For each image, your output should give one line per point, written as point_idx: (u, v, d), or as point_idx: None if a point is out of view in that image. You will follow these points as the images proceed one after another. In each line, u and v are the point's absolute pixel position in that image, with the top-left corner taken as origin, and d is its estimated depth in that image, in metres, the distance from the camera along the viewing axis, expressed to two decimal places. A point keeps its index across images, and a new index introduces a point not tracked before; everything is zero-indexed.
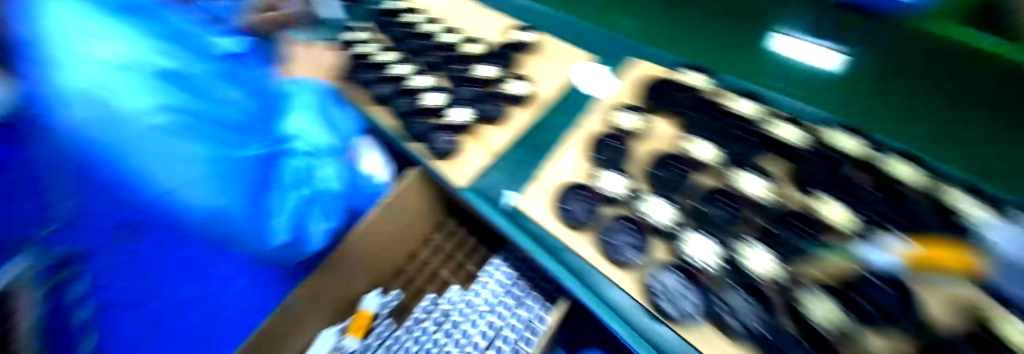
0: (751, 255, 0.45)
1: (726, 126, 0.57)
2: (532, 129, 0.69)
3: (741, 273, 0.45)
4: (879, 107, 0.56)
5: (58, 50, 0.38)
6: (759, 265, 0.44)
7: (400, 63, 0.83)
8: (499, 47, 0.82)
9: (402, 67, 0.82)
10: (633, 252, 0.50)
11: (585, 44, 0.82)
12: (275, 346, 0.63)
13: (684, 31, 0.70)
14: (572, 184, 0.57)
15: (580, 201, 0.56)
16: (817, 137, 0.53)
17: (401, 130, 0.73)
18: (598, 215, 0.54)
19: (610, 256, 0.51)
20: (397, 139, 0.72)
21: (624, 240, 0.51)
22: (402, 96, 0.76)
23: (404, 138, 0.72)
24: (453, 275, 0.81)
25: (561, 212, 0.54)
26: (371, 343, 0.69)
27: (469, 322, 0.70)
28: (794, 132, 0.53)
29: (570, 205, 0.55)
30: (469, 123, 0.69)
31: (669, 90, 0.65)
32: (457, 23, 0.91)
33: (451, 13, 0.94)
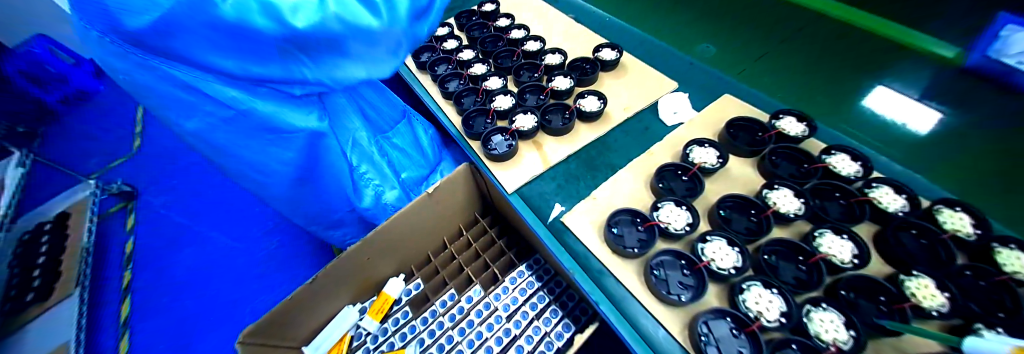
0: (818, 318, 0.40)
1: (811, 179, 0.53)
2: (595, 146, 0.67)
3: (807, 335, 0.39)
4: (992, 178, 0.48)
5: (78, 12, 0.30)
6: (827, 327, 0.39)
7: (474, 62, 0.85)
8: (572, 62, 0.81)
9: (476, 66, 0.84)
10: (688, 284, 0.45)
11: (662, 70, 0.79)
12: (305, 309, 0.66)
13: (750, 62, 0.71)
14: (629, 210, 0.54)
15: (637, 223, 0.52)
16: (910, 206, 0.48)
17: (460, 127, 0.73)
18: (647, 242, 0.50)
19: (658, 286, 0.45)
20: (455, 133, 0.73)
21: (675, 277, 0.46)
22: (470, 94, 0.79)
23: (461, 134, 0.72)
24: (477, 274, 0.74)
25: (616, 233, 0.52)
26: (388, 328, 0.68)
27: (484, 328, 0.66)
28: (884, 198, 0.49)
29: (628, 232, 0.52)
30: (532, 129, 0.67)
31: (744, 125, 0.62)
32: (540, 32, 0.94)
33: (537, 22, 0.97)
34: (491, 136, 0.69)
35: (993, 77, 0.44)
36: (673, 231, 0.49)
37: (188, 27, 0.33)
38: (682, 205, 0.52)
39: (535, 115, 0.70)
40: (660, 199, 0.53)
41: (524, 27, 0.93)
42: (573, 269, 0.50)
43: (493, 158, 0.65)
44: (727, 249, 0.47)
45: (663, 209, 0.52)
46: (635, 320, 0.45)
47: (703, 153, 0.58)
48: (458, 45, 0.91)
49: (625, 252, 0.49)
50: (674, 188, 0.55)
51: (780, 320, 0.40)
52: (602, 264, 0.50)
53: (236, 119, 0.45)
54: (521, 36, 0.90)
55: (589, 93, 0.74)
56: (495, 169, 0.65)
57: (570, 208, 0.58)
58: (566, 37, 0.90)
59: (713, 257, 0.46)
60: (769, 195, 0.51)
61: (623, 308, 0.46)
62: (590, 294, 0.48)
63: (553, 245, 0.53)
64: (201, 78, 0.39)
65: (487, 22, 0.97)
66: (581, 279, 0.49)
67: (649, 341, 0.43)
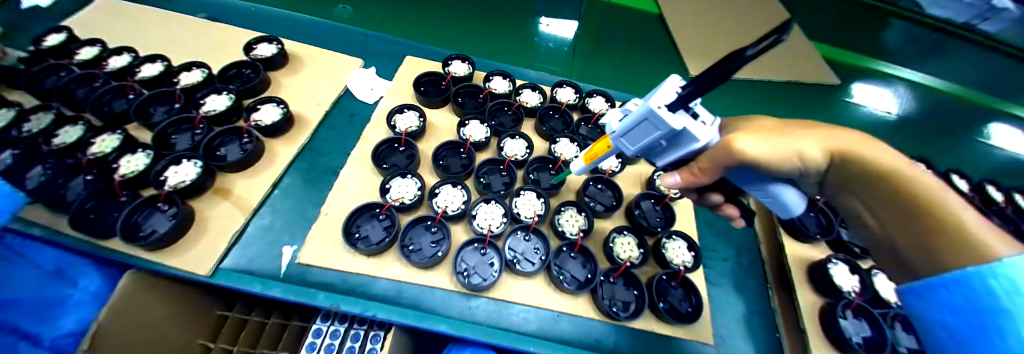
0: (686, 265, 1.00)
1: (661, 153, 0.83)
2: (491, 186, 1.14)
3: (646, 273, 1.02)
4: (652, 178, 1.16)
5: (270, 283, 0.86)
6: (672, 274, 0.98)
7: (434, 114, 1.23)
8: (514, 105, 1.24)
9: (421, 126, 1.13)
10: (615, 257, 0.99)
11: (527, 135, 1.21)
12: None
13: None
14: (539, 229, 1.00)
15: (542, 230, 1.02)
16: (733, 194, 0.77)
17: (406, 221, 0.97)
18: (541, 253, 0.99)
19: (565, 266, 0.98)
20: (381, 221, 0.96)
21: (570, 270, 0.98)
22: (410, 160, 1.09)
23: (411, 212, 1.01)
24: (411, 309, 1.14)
25: (514, 254, 0.97)
26: None
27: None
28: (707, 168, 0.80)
29: (568, 246, 0.99)
30: (463, 201, 1.02)
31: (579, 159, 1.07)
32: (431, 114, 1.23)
33: (413, 99, 1.25)
34: (421, 228, 0.98)
35: (805, 124, 0.59)
36: (569, 235, 1.01)
37: (318, 297, 0.86)
38: (576, 211, 1.06)
39: (460, 186, 1.04)
40: (555, 217, 1.04)
41: (414, 107, 1.20)
42: (493, 299, 0.92)
43: (426, 266, 0.91)
44: (629, 241, 1.03)
45: (543, 202, 1.05)
46: (628, 325, 0.93)
47: (565, 147, 1.18)
48: (410, 101, 1.24)
49: (517, 266, 0.95)
50: (563, 221, 1.04)
51: (635, 258, 1.00)
52: (549, 298, 0.94)
53: (300, 289, 0.86)
54: (459, 76, 1.28)
55: (530, 145, 1.15)
56: (428, 272, 0.92)
57: (525, 270, 0.95)
58: (442, 114, 1.24)
59: (569, 224, 1.04)
60: (591, 187, 1.12)
61: (571, 308, 0.94)
62: (514, 335, 0.89)
63: (464, 329, 0.87)
64: (306, 297, 0.85)
65: (387, 106, 1.21)
66: (473, 332, 0.87)
67: (644, 333, 0.94)
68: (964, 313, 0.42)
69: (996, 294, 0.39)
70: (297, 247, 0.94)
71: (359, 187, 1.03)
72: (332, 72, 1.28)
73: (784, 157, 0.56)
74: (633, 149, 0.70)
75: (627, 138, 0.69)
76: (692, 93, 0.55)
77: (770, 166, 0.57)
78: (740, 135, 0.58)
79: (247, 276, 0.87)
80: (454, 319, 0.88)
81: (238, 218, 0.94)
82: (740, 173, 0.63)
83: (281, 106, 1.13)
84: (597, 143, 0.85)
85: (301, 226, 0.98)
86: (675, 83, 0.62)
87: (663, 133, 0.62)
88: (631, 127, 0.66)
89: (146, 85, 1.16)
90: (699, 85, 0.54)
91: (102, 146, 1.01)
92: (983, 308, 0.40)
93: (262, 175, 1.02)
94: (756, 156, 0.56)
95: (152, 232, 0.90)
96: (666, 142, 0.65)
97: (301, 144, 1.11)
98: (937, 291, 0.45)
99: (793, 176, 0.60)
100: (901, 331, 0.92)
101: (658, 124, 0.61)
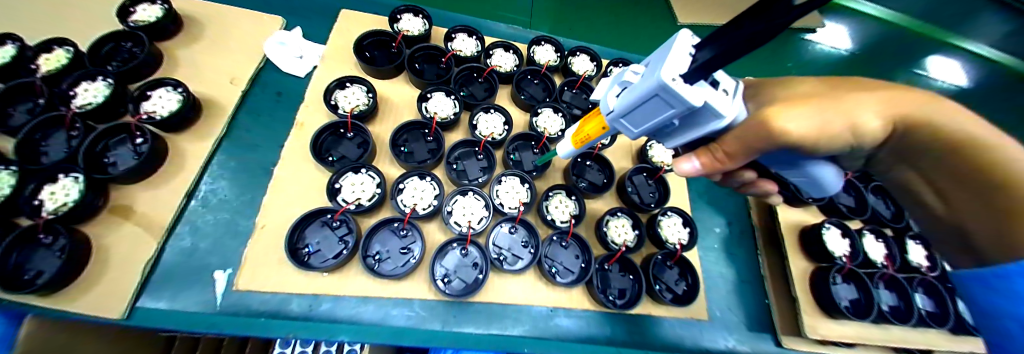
0: (682, 242, 0.95)
1: None
2: None
3: (641, 253, 0.96)
4: (642, 147, 1.06)
5: (208, 317, 0.73)
6: (669, 253, 0.92)
7: (386, 87, 1.01)
8: (484, 72, 1.04)
9: (372, 105, 0.93)
10: (609, 241, 0.91)
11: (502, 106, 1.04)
12: None
13: None
14: (525, 219, 0.89)
15: (529, 218, 0.91)
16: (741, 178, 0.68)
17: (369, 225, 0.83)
18: (529, 247, 0.88)
19: (557, 258, 0.89)
20: (337, 229, 0.81)
21: (562, 261, 0.89)
22: (365, 149, 0.91)
23: (373, 215, 0.86)
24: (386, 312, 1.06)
25: (501, 251, 0.87)
26: None
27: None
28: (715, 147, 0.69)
29: (559, 235, 0.90)
30: (436, 195, 0.88)
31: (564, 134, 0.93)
32: (385, 87, 1.01)
33: (359, 69, 1.02)
34: (389, 232, 0.84)
35: (852, 88, 0.47)
36: (559, 223, 0.91)
37: (270, 326, 0.73)
38: (566, 195, 0.95)
39: (430, 176, 0.89)
40: (543, 202, 0.93)
41: (361, 80, 0.98)
42: (479, 302, 0.83)
43: (398, 277, 0.80)
44: (623, 222, 0.95)
45: (528, 187, 0.93)
46: (625, 311, 0.88)
47: (546, 119, 1.03)
48: (355, 71, 1.01)
49: (504, 265, 0.85)
50: (552, 208, 0.93)
51: (630, 241, 0.93)
52: (541, 295, 0.86)
53: (246, 320, 0.73)
54: (414, 35, 1.04)
55: (510, 121, 0.99)
56: (399, 284, 0.80)
57: (513, 266, 0.86)
58: (398, 86, 1.03)
59: (558, 210, 0.93)
60: (581, 164, 1.00)
61: (565, 301, 0.87)
62: (506, 337, 0.82)
63: (450, 340, 0.79)
64: (254, 329, 0.72)
65: (327, 80, 0.98)
66: (461, 342, 0.80)
67: (641, 316, 0.90)
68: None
69: None
70: (231, 271, 0.79)
71: (306, 189, 0.86)
72: (248, 39, 1.01)
73: (828, 132, 0.45)
74: (636, 130, 0.55)
75: (628, 119, 0.54)
76: (716, 59, 0.40)
77: (811, 146, 0.47)
78: (779, 107, 0.46)
79: (180, 313, 0.73)
80: (438, 330, 0.79)
81: (150, 244, 0.76)
82: (780, 153, 0.52)
83: (179, 90, 0.87)
84: (586, 122, 0.67)
85: (234, 245, 0.81)
86: (686, 40, 0.46)
87: (677, 112, 0.47)
88: (633, 107, 0.50)
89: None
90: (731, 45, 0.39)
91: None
92: None
93: (176, 185, 0.82)
94: (796, 137, 0.46)
95: (41, 274, 0.71)
96: (678, 121, 0.50)
97: (217, 139, 0.88)
98: (1015, 278, 0.41)
99: (837, 153, 0.51)
100: (880, 288, 0.97)
101: (671, 102, 0.45)
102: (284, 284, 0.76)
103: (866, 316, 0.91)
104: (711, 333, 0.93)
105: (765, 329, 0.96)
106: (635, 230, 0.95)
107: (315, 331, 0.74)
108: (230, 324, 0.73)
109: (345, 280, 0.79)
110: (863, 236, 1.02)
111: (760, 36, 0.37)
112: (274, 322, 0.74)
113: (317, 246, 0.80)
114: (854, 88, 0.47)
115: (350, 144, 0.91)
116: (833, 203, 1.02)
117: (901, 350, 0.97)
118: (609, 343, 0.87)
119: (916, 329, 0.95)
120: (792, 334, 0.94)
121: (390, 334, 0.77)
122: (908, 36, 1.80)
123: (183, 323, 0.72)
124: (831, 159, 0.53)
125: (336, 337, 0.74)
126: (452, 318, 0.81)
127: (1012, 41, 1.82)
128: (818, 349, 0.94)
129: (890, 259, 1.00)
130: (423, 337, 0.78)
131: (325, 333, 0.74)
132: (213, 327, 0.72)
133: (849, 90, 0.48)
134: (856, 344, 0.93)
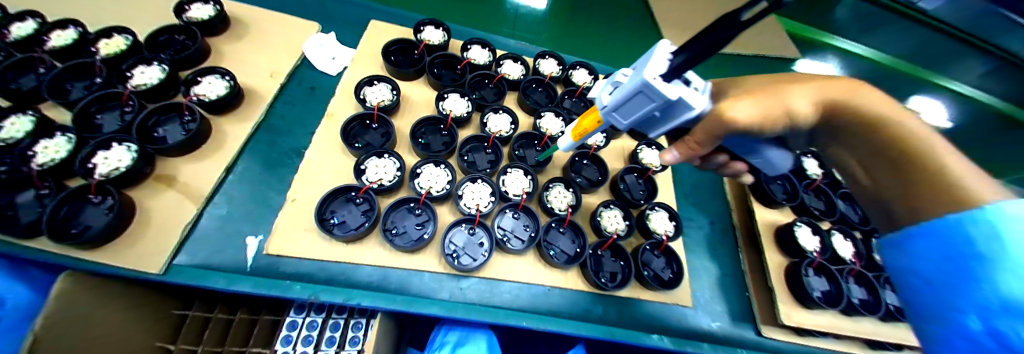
0: (668, 232, 1.04)
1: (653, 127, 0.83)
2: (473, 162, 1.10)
3: (632, 241, 1.05)
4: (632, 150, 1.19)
5: (238, 277, 0.80)
6: (656, 242, 1.02)
7: (407, 87, 1.14)
8: (495, 79, 1.18)
9: (395, 101, 1.05)
10: (603, 228, 1.01)
11: (509, 108, 1.17)
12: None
13: None
14: (528, 206, 0.99)
15: (531, 205, 1.01)
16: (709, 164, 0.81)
17: (388, 204, 0.93)
18: (530, 232, 0.98)
19: (555, 242, 0.98)
20: (360, 205, 0.91)
21: (560, 245, 0.98)
22: (387, 138, 1.02)
23: (391, 196, 0.95)
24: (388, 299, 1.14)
25: (505, 233, 0.96)
26: None
27: (239, 351, 1.05)
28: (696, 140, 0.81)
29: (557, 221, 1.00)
30: (449, 180, 0.98)
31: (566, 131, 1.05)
32: (406, 87, 1.14)
33: (384, 71, 1.15)
34: (405, 211, 0.93)
35: (795, 84, 0.60)
36: (556, 210, 1.01)
37: (293, 288, 0.80)
38: (565, 187, 1.06)
39: (444, 164, 1.00)
40: (545, 192, 1.03)
41: (386, 80, 1.10)
42: (483, 277, 0.92)
43: (412, 250, 0.88)
44: (615, 213, 1.05)
45: (531, 178, 1.03)
46: (614, 293, 0.97)
47: (548, 121, 1.16)
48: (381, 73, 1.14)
49: (508, 245, 0.94)
50: (552, 198, 1.04)
51: (622, 229, 1.02)
52: (541, 275, 0.95)
53: (271, 281, 0.80)
54: (434, 44, 1.19)
55: (515, 121, 1.11)
56: (414, 257, 0.89)
57: (515, 246, 0.95)
58: (417, 88, 1.15)
59: (557, 200, 1.04)
60: (579, 162, 1.11)
61: (560, 280, 0.95)
62: (507, 310, 0.90)
63: (456, 309, 0.87)
64: (279, 289, 0.79)
65: (355, 78, 1.10)
66: (466, 311, 0.87)
67: (629, 299, 0.98)
68: (938, 263, 0.46)
69: (978, 242, 0.41)
70: (262, 237, 0.87)
71: (333, 169, 0.96)
72: (285, 39, 1.14)
73: (773, 121, 0.58)
74: (624, 123, 0.67)
75: (618, 114, 0.65)
76: (686, 62, 0.52)
77: (758, 135, 0.59)
78: (734, 101, 0.58)
79: (210, 271, 0.80)
80: (445, 300, 0.87)
81: (189, 209, 0.84)
82: (740, 141, 0.64)
83: (227, 79, 0.99)
84: (585, 118, 0.79)
85: (264, 216, 0.90)
86: (665, 48, 0.58)
87: (657, 105, 0.59)
88: (622, 101, 0.62)
89: (59, 56, 0.93)
90: (694, 53, 0.52)
91: (13, 130, 0.81)
92: (960, 247, 0.43)
93: (216, 159, 0.91)
94: (745, 123, 0.57)
95: (87, 229, 0.78)
96: (659, 113, 0.62)
97: (255, 123, 0.99)
98: (922, 239, 0.48)
99: (784, 139, 0.63)
100: (850, 283, 1.07)
101: (652, 97, 0.57)
102: (309, 251, 0.84)
103: (837, 306, 1.00)
104: (692, 319, 1.02)
105: (746, 319, 1.05)
106: (626, 221, 1.05)
107: (332, 294, 0.81)
108: (257, 284, 0.79)
109: (364, 250, 0.87)
110: (832, 236, 1.13)
111: (717, 43, 0.50)
112: (297, 284, 0.81)
113: (340, 220, 0.88)
114: (795, 85, 0.60)
115: (373, 133, 1.02)
116: (805, 205, 1.14)
117: (872, 342, 1.05)
118: (600, 322, 0.95)
119: (883, 323, 1.05)
120: (769, 323, 1.03)
121: (402, 302, 0.84)
122: (872, 68, 2.00)
123: (214, 280, 0.78)
124: (782, 147, 0.66)
125: (354, 300, 0.82)
126: (460, 291, 0.90)
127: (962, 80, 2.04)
128: (794, 338, 1.02)
129: (858, 258, 1.11)
130: (432, 305, 0.86)
131: (343, 296, 0.82)
132: (240, 285, 0.79)
133: (790, 88, 0.59)
134: (830, 334, 1.02)
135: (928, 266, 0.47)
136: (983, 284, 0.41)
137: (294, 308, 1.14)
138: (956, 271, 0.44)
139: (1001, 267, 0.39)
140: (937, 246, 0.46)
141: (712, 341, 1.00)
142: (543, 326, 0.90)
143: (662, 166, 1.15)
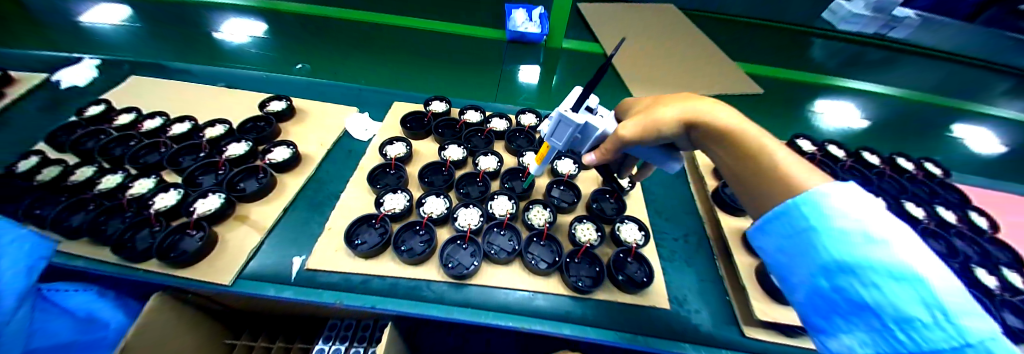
0: (636, 240, 1.18)
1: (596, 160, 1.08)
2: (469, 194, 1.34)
3: (607, 250, 1.19)
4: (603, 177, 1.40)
5: (282, 287, 1.03)
6: (627, 248, 1.15)
7: (418, 144, 1.47)
8: (485, 131, 1.49)
9: (408, 152, 1.36)
10: (577, 239, 1.17)
11: (498, 152, 1.45)
12: None
13: None
14: (511, 223, 1.19)
15: (515, 223, 1.22)
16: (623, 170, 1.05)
17: (398, 227, 1.16)
18: (514, 245, 1.15)
19: (536, 253, 1.14)
20: (377, 229, 1.15)
21: (541, 255, 1.14)
22: (401, 179, 1.30)
23: (402, 222, 1.19)
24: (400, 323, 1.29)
25: (492, 246, 1.14)
26: None
27: None
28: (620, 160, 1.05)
29: (538, 235, 1.17)
30: (446, 207, 1.22)
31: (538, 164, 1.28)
32: (417, 143, 1.47)
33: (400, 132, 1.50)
34: (412, 233, 1.15)
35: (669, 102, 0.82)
36: (535, 224, 1.20)
37: (322, 295, 1.02)
38: (544, 208, 1.25)
39: (443, 195, 1.25)
40: (526, 213, 1.24)
41: (401, 139, 1.43)
42: (474, 284, 1.07)
43: (416, 261, 1.08)
44: (590, 228, 1.21)
45: (513, 202, 1.25)
46: (592, 295, 1.07)
47: (530, 158, 1.41)
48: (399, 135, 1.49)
49: (495, 255, 1.11)
50: (532, 217, 1.23)
51: (595, 238, 1.18)
52: (526, 281, 1.09)
53: (307, 291, 1.02)
54: (439, 111, 1.55)
55: (501, 160, 1.38)
56: (417, 268, 1.08)
57: (502, 257, 1.12)
58: (425, 143, 1.48)
59: (537, 218, 1.23)
60: (557, 190, 1.32)
61: (542, 285, 1.09)
62: (496, 313, 1.03)
63: (450, 310, 1.01)
64: (312, 296, 1.01)
65: (379, 140, 1.45)
66: (459, 313, 1.02)
67: (609, 301, 1.08)
68: (793, 239, 0.68)
69: (809, 221, 0.64)
70: (304, 257, 1.11)
71: (358, 205, 1.23)
72: (331, 118, 1.54)
73: (649, 129, 0.80)
74: (557, 146, 0.87)
75: (551, 139, 0.87)
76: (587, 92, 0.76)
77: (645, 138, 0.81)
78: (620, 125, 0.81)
79: (262, 283, 1.03)
80: (441, 304, 1.02)
81: (252, 237, 1.11)
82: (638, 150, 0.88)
83: (288, 147, 1.36)
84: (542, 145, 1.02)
85: (305, 241, 1.15)
86: (576, 93, 0.85)
87: (574, 129, 0.81)
88: (552, 128, 0.84)
89: (176, 140, 1.35)
90: (588, 87, 0.76)
91: (107, 183, 1.19)
92: (801, 227, 0.65)
93: (275, 202, 1.22)
94: (630, 136, 0.80)
95: (181, 253, 1.06)
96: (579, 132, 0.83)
97: (304, 176, 1.32)
98: (777, 226, 0.70)
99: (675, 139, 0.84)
100: None
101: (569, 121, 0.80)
102: (336, 265, 1.07)
103: None
104: (676, 321, 1.07)
105: (731, 321, 1.08)
106: (599, 232, 1.20)
107: (351, 299, 1.01)
108: (296, 292, 1.02)
109: (379, 264, 1.08)
110: None
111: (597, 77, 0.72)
112: (325, 292, 1.02)
113: (361, 241, 1.11)
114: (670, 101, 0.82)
115: (390, 176, 1.32)
116: None
117: None
118: (583, 323, 1.03)
119: None
120: (750, 322, 1.06)
121: (405, 304, 1.01)
122: (842, 99, 2.17)
123: (265, 290, 1.01)
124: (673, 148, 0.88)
125: (368, 302, 1.01)
126: (455, 296, 1.05)
127: (928, 105, 2.19)
128: (781, 337, 1.04)
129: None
130: (431, 307, 1.02)
131: (360, 301, 1.01)
132: (284, 294, 1.01)
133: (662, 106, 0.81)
134: None
135: (789, 242, 0.69)
136: (826, 253, 0.63)
137: (322, 338, 1.30)
138: (808, 247, 0.65)
139: (833, 240, 0.61)
140: (787, 228, 0.68)
141: (696, 343, 1.03)
142: (528, 326, 1.01)
143: (629, 186, 1.33)
